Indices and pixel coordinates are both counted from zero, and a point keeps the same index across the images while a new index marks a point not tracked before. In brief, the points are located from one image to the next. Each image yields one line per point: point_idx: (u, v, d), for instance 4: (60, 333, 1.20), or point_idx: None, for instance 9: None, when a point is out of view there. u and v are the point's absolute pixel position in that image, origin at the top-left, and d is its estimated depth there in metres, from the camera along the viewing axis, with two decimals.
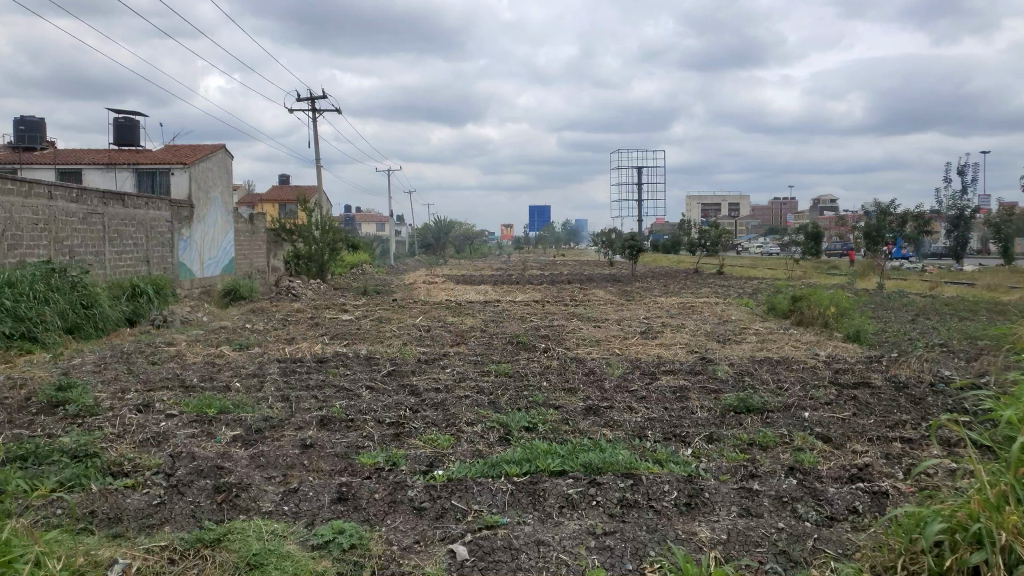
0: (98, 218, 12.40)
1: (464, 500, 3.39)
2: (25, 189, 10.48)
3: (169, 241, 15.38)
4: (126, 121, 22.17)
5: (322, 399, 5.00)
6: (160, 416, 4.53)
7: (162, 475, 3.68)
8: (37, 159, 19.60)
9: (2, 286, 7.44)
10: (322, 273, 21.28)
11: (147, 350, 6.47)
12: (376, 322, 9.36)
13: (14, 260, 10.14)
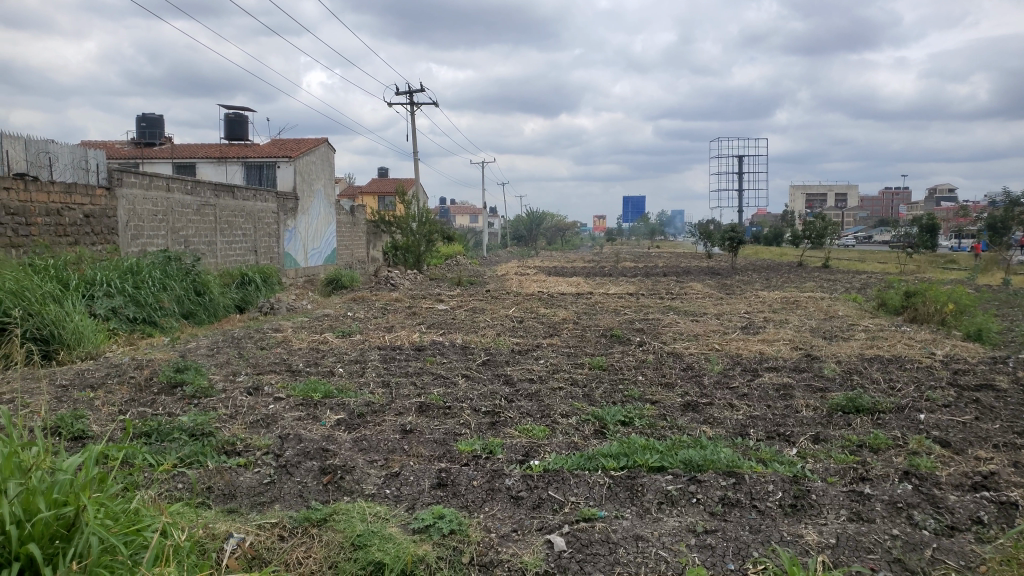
0: (211, 209, 13.09)
1: (561, 491, 3.39)
2: (147, 181, 11.17)
3: (275, 232, 16.07)
4: (236, 116, 23.27)
5: (420, 386, 5.10)
6: (269, 399, 4.74)
7: (272, 455, 3.85)
8: (155, 154, 20.81)
9: (126, 274, 7.96)
10: (418, 264, 21.73)
11: (256, 336, 6.78)
12: (471, 312, 9.49)
13: (136, 249, 10.86)
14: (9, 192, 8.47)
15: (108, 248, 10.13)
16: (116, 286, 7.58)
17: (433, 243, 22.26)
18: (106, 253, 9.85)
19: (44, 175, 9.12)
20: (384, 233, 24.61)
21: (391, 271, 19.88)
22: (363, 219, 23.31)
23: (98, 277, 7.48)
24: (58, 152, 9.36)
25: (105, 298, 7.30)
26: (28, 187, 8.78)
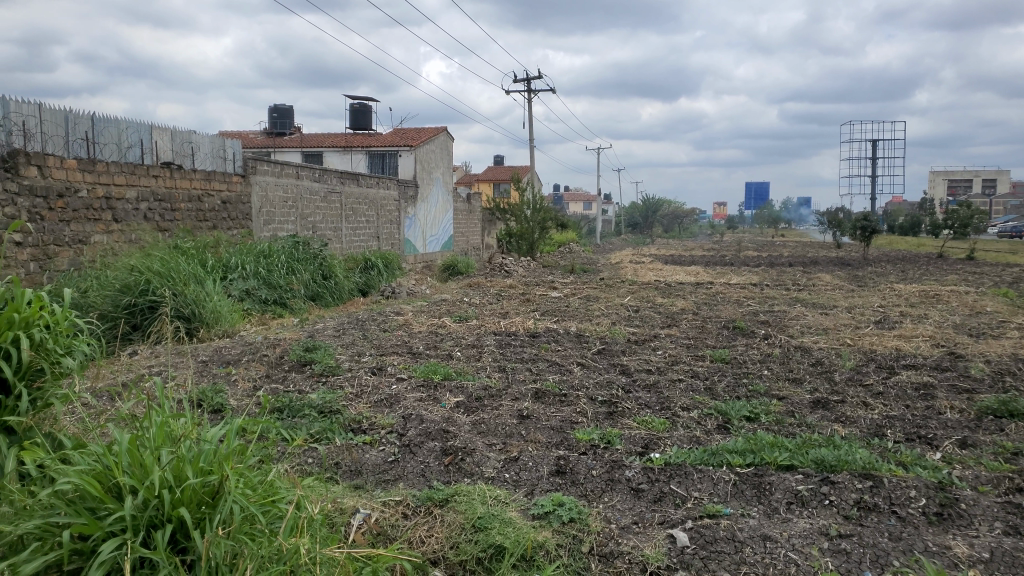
0: (336, 196, 13.63)
1: (684, 485, 3.31)
2: (279, 169, 11.75)
3: (395, 219, 16.56)
4: (360, 106, 24.10)
5: (537, 372, 5.12)
6: (392, 380, 4.88)
7: (395, 434, 3.96)
8: (285, 143, 21.87)
9: (259, 258, 8.42)
10: (531, 252, 21.82)
11: (379, 318, 7.01)
12: (587, 300, 9.44)
13: (268, 234, 11.47)
14: (157, 179, 9.12)
15: (244, 233, 10.73)
16: (250, 269, 8.02)
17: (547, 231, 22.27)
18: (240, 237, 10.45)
19: (187, 163, 9.75)
20: (498, 220, 24.84)
21: (506, 258, 20.08)
22: (478, 206, 23.63)
23: (235, 260, 7.93)
24: (199, 141, 10.00)
25: (240, 280, 7.73)
26: (173, 176, 9.42)
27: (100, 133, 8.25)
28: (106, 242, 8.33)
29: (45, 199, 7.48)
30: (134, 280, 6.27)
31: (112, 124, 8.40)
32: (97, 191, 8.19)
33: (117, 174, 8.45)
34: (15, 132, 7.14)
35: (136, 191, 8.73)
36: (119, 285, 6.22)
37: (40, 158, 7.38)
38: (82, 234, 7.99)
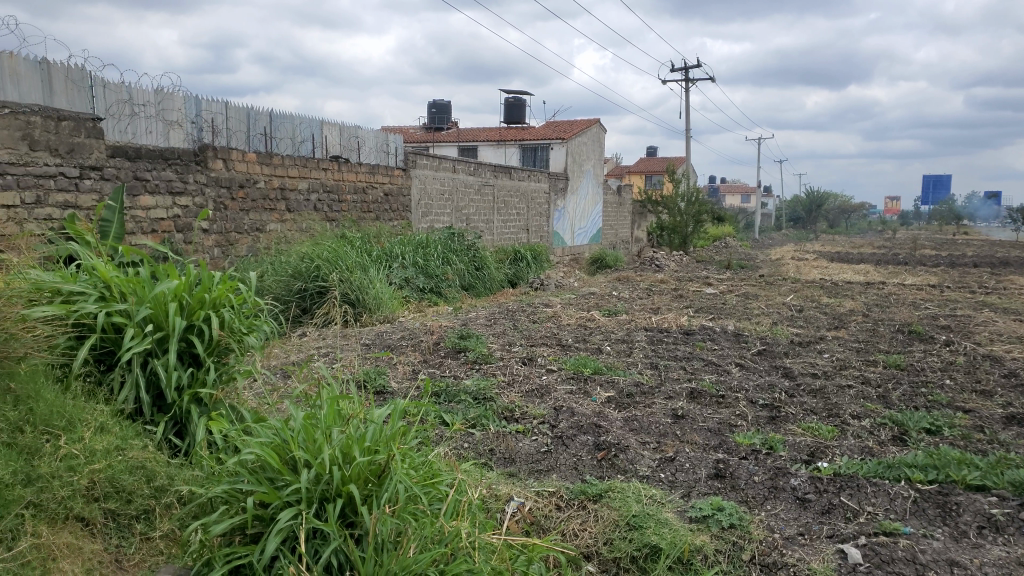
0: (490, 189, 13.92)
1: (855, 498, 3.09)
2: (436, 163, 12.16)
3: (545, 212, 16.71)
4: (515, 100, 24.45)
5: (691, 371, 4.97)
6: (543, 371, 4.91)
7: (548, 425, 3.98)
8: (443, 138, 22.75)
9: (417, 248, 8.75)
10: (684, 246, 21.30)
11: (529, 309, 7.07)
12: (744, 298, 9.09)
13: (425, 226, 11.91)
14: (327, 172, 9.68)
15: (403, 224, 11.18)
16: (409, 258, 8.35)
17: (701, 225, 21.66)
18: (399, 228, 10.90)
19: (354, 157, 10.33)
20: (648, 214, 24.44)
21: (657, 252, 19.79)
22: (628, 199, 23.37)
23: (395, 250, 8.29)
24: (364, 137, 10.53)
25: (400, 269, 8.06)
26: (341, 168, 9.96)
27: (277, 129, 8.94)
28: (280, 230, 8.94)
29: (229, 190, 8.16)
30: (306, 267, 6.70)
31: (287, 120, 9.07)
32: (274, 182, 8.81)
33: (291, 167, 9.05)
34: (205, 128, 7.94)
35: (307, 182, 9.33)
36: (292, 271, 6.68)
37: (225, 152, 8.06)
38: (260, 223, 8.63)
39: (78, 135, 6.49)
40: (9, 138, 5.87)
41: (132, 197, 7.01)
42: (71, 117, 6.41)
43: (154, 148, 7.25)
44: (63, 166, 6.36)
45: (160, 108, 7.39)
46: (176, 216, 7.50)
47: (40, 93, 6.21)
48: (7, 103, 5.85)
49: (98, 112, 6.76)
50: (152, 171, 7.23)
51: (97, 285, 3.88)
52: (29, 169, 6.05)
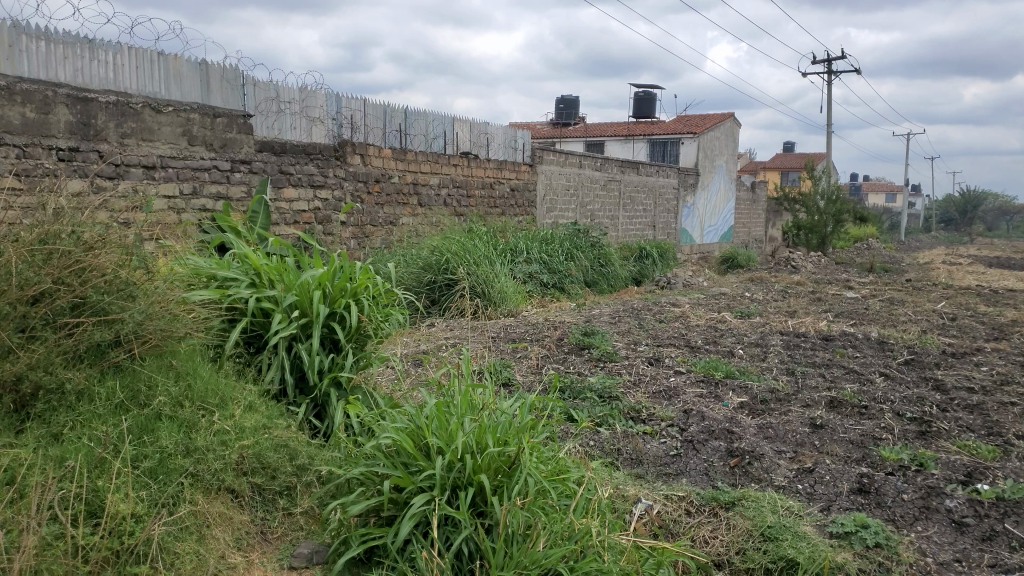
0: (616, 184, 13.80)
1: (1022, 527, 2.84)
2: (563, 158, 12.18)
3: (674, 208, 16.40)
4: (646, 94, 24.15)
5: (831, 379, 4.71)
6: (670, 372, 4.80)
7: (677, 428, 3.88)
8: (570, 133, 22.79)
9: (542, 244, 8.80)
10: (823, 246, 20.45)
11: (655, 308, 6.94)
12: (888, 303, 8.55)
13: (550, 221, 11.95)
14: (456, 168, 9.89)
15: (527, 220, 11.26)
16: (534, 253, 8.41)
17: (842, 225, 20.71)
18: (524, 223, 10.98)
19: (483, 153, 10.48)
20: (783, 212, 23.50)
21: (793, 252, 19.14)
22: (761, 196, 22.55)
23: (521, 245, 8.37)
24: (493, 133, 10.67)
25: (525, 264, 8.13)
26: (470, 164, 10.14)
27: (412, 125, 9.21)
28: (411, 224, 9.21)
29: (365, 184, 8.48)
30: (435, 259, 6.88)
31: (421, 117, 9.32)
32: (407, 177, 9.10)
33: (423, 162, 9.32)
34: (344, 124, 8.34)
35: (438, 178, 9.57)
36: (421, 263, 6.87)
37: (362, 148, 8.39)
38: (392, 216, 8.92)
39: (231, 130, 6.96)
40: (171, 134, 6.46)
41: (277, 190, 7.43)
42: (226, 114, 6.89)
43: (298, 143, 7.65)
44: (217, 160, 6.85)
45: (304, 105, 7.81)
46: (316, 208, 7.88)
47: (199, 92, 6.86)
48: (170, 102, 6.49)
49: (249, 109, 7.26)
50: (296, 165, 7.63)
51: (249, 272, 4.16)
52: (187, 162, 6.60)
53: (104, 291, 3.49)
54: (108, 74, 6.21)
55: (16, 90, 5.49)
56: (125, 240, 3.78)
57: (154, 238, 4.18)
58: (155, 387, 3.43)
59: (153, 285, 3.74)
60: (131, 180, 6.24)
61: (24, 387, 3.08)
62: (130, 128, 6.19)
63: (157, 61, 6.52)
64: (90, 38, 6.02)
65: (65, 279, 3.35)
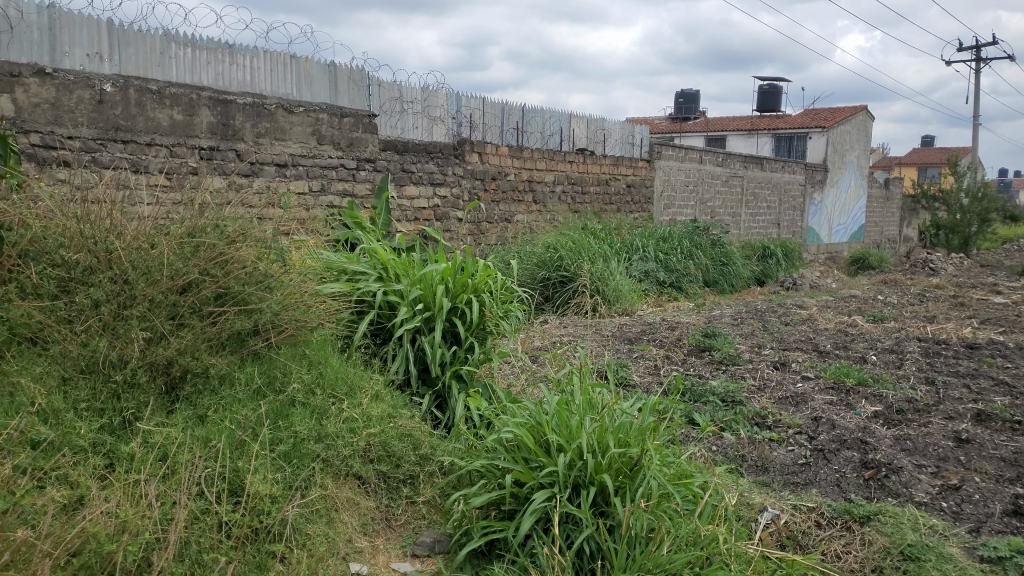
0: (738, 181, 13.39)
1: None
2: (683, 154, 11.95)
3: (800, 206, 15.75)
4: (771, 88, 23.35)
5: (977, 391, 4.38)
6: (797, 377, 4.60)
7: (805, 436, 3.71)
8: (689, 129, 22.41)
9: (660, 242, 8.66)
10: (965, 248, 19.08)
11: (780, 310, 6.68)
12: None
13: (668, 218, 11.74)
14: (572, 164, 9.88)
15: (645, 217, 11.10)
16: (651, 251, 8.28)
17: (986, 225, 19.24)
18: (642, 221, 10.83)
19: (598, 150, 10.48)
20: (919, 211, 22.07)
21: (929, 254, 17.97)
22: (895, 194, 21.28)
23: (637, 243, 8.27)
24: (611, 129, 10.70)
25: (641, 262, 8.02)
26: (586, 161, 10.11)
27: (529, 122, 9.34)
28: (526, 221, 9.26)
29: (482, 181, 8.61)
30: (550, 257, 6.91)
31: (538, 115, 9.43)
32: (523, 174, 9.16)
33: (540, 160, 9.36)
34: (464, 123, 8.53)
35: (554, 175, 9.59)
36: (536, 260, 6.89)
37: (481, 146, 8.52)
38: (508, 214, 9.01)
39: (357, 130, 7.21)
40: (302, 134, 6.77)
41: (398, 187, 7.64)
42: (352, 114, 7.13)
43: (419, 142, 7.84)
44: (343, 159, 7.12)
45: (426, 105, 8.04)
46: (435, 205, 8.06)
47: (327, 93, 7.23)
48: (301, 103, 6.78)
49: (374, 109, 7.56)
50: (417, 163, 7.83)
51: (377, 266, 4.38)
52: (317, 160, 6.90)
53: (245, 283, 3.72)
54: (245, 77, 6.67)
55: (165, 94, 5.93)
56: (265, 235, 4.04)
57: (291, 234, 4.40)
58: (290, 375, 3.62)
59: (289, 278, 3.95)
60: (265, 177, 6.60)
61: (175, 369, 3.32)
62: (265, 129, 6.54)
63: (289, 64, 6.91)
64: (230, 44, 6.49)
65: (210, 270, 3.63)
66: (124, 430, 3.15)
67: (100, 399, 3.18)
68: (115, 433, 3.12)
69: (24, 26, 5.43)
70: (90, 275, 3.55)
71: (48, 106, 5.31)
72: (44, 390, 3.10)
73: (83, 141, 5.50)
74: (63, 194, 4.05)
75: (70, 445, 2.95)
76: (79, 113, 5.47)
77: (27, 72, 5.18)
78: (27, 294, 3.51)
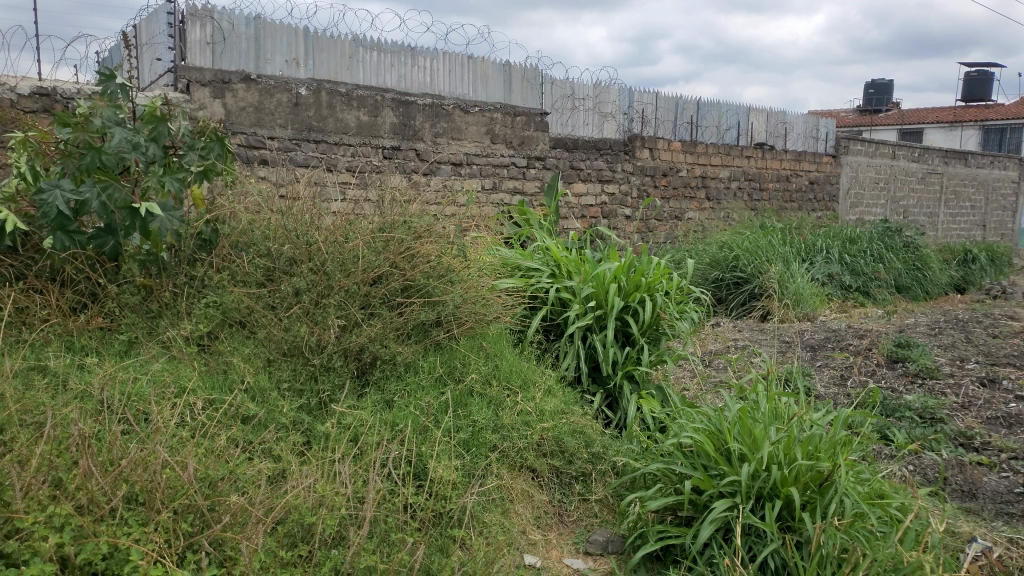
0: (937, 178, 12.29)
1: None
2: (873, 149, 11.15)
3: (1011, 206, 14.20)
4: (979, 76, 21.25)
5: None
6: (1009, 397, 4.14)
7: (1021, 462, 3.33)
8: (881, 122, 21.01)
9: (845, 244, 8.13)
10: None
11: (988, 321, 6.04)
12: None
13: (854, 218, 11.00)
14: (748, 160, 9.49)
15: (828, 215, 10.44)
16: (834, 253, 7.81)
17: None
18: (825, 220, 10.20)
19: (779, 144, 10.08)
20: None
21: None
22: None
23: (820, 244, 7.83)
24: (793, 122, 10.28)
25: (824, 264, 7.57)
26: (764, 156, 9.69)
27: (703, 117, 9.23)
28: (698, 219, 8.99)
29: (652, 178, 8.47)
30: (723, 257, 6.80)
31: (714, 108, 9.33)
32: (696, 170, 8.93)
33: (714, 155, 9.08)
34: (635, 118, 8.53)
35: (728, 171, 9.26)
36: (710, 260, 6.81)
37: (652, 142, 8.39)
38: (678, 211, 8.80)
39: (529, 128, 7.33)
40: (477, 133, 6.97)
41: (567, 185, 7.69)
42: (524, 113, 7.27)
43: (590, 139, 7.84)
44: (515, 157, 7.26)
45: (598, 101, 8.14)
46: (603, 202, 8.02)
47: (501, 93, 7.42)
48: (476, 103, 7.00)
49: (546, 107, 7.68)
50: (587, 161, 7.84)
51: (550, 263, 4.46)
52: (489, 159, 7.09)
53: (429, 277, 3.96)
54: (426, 78, 6.97)
55: (353, 97, 6.30)
56: (449, 231, 4.29)
57: (471, 231, 4.57)
58: (469, 365, 3.74)
59: (468, 272, 4.12)
60: (441, 175, 6.85)
61: (366, 355, 3.58)
62: (443, 128, 6.79)
63: (467, 64, 7.16)
64: (413, 47, 6.81)
65: (399, 264, 3.91)
66: (320, 410, 3.40)
67: (300, 380, 3.45)
68: (313, 412, 3.38)
69: (234, 37, 6.00)
70: (292, 266, 3.89)
71: (252, 109, 5.81)
72: (252, 369, 3.44)
73: (281, 141, 5.98)
74: (270, 191, 4.44)
75: (274, 422, 3.22)
76: (278, 115, 5.94)
77: (236, 79, 5.72)
78: (241, 282, 3.90)
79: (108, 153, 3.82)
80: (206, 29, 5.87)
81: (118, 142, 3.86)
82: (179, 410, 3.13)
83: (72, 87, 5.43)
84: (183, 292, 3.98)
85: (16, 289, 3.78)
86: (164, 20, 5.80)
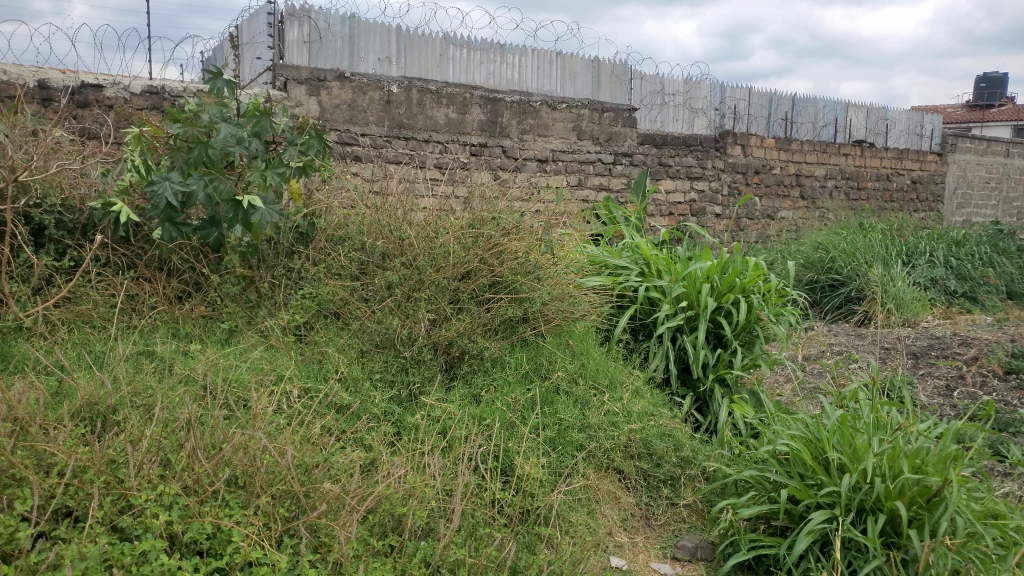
0: None
1: None
2: (984, 146, 10.54)
3: None
4: None
5: None
6: None
7: None
8: (993, 118, 19.88)
9: (950, 247, 7.71)
10: None
11: None
12: None
13: (961, 219, 10.43)
14: (846, 158, 9.13)
15: (932, 216, 9.93)
16: (939, 256, 7.43)
17: None
18: (929, 221, 9.70)
19: (879, 142, 9.69)
20: None
21: None
22: None
23: (922, 247, 7.48)
24: (896, 118, 9.89)
25: (927, 267, 7.21)
26: (863, 154, 9.30)
27: (799, 113, 8.98)
28: (791, 218, 8.71)
29: (744, 175, 8.25)
30: (818, 258, 6.65)
31: (810, 104, 9.07)
32: (790, 168, 8.64)
33: (809, 153, 8.78)
34: (726, 114, 8.39)
35: (825, 169, 8.93)
36: (805, 261, 6.72)
37: (744, 139, 8.17)
38: (771, 210, 8.54)
39: (617, 124, 7.25)
40: (563, 129, 6.95)
41: (655, 182, 7.57)
42: (612, 109, 7.20)
43: (679, 135, 7.71)
44: (602, 153, 7.20)
45: (688, 97, 8.07)
46: (692, 200, 7.86)
47: (589, 89, 7.41)
48: (564, 99, 6.97)
49: (635, 103, 7.64)
50: (676, 157, 7.70)
51: (639, 261, 4.41)
52: (576, 155, 7.04)
53: (516, 273, 3.97)
54: (514, 75, 7.02)
55: (442, 94, 6.37)
56: (537, 228, 4.32)
57: (560, 227, 4.57)
58: (555, 362, 3.72)
59: (556, 269, 4.11)
60: (528, 172, 6.85)
61: (454, 349, 3.63)
62: (530, 125, 6.80)
63: (555, 61, 7.15)
64: (502, 44, 6.89)
65: (487, 259, 3.96)
66: (410, 401, 3.46)
67: (392, 372, 3.53)
68: (403, 404, 3.44)
69: (330, 36, 6.16)
70: (384, 260, 4.03)
71: (345, 107, 5.97)
72: (346, 360, 3.53)
73: (372, 138, 6.11)
74: (364, 187, 4.57)
75: (367, 412, 3.30)
76: (370, 113, 6.07)
77: (330, 76, 5.87)
78: (336, 275, 4.03)
79: (214, 148, 3.98)
80: (303, 29, 6.04)
81: (224, 138, 4.02)
82: (276, 397, 3.23)
83: (179, 86, 5.70)
84: (280, 283, 4.12)
85: (128, 276, 4.00)
86: (264, 20, 5.99)
